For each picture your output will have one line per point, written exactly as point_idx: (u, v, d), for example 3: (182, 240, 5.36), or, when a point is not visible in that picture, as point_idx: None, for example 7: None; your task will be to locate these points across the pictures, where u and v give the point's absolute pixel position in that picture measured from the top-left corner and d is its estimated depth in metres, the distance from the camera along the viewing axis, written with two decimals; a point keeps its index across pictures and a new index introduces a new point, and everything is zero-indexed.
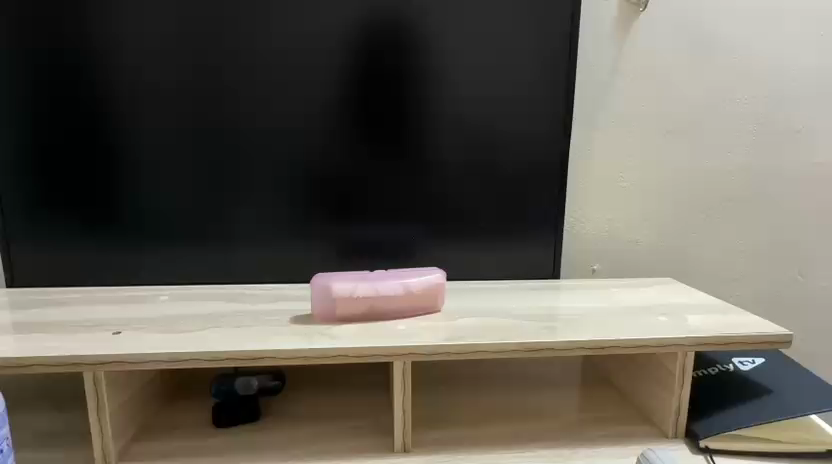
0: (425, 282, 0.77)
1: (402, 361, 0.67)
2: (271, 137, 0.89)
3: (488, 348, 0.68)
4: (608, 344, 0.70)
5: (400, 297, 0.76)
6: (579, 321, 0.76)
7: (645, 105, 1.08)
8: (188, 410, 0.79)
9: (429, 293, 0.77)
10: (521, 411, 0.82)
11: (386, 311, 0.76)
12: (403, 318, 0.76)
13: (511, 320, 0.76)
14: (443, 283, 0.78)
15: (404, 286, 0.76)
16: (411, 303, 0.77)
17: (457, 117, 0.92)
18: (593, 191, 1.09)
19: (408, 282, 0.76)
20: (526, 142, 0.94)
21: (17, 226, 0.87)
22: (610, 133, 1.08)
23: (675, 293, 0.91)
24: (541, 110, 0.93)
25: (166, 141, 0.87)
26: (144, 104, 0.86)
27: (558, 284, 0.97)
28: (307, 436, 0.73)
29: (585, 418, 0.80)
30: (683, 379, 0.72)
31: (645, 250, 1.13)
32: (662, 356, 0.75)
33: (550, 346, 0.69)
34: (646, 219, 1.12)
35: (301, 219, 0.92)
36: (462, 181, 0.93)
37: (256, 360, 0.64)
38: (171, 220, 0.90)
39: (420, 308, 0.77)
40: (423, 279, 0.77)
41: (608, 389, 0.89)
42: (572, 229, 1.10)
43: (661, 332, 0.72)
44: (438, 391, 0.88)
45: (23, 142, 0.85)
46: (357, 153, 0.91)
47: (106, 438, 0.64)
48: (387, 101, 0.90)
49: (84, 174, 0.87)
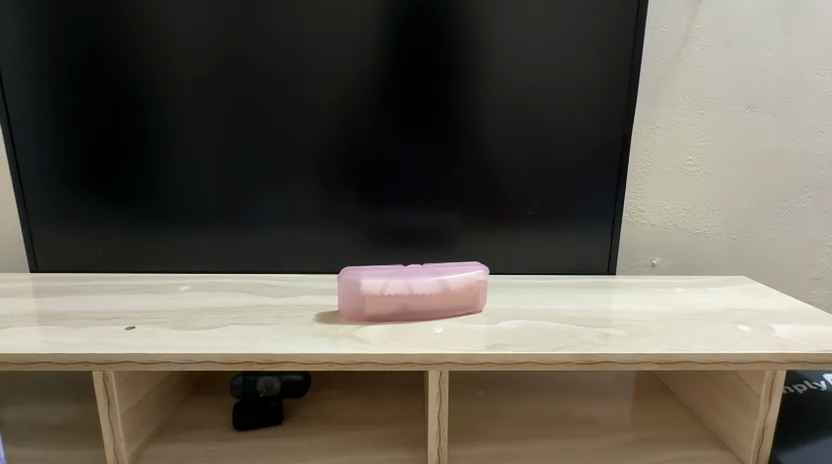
0: (465, 278, 0.69)
1: (439, 372, 0.59)
2: (297, 115, 0.81)
3: (538, 359, 0.59)
4: (681, 359, 0.59)
5: (436, 295, 0.68)
6: (641, 328, 0.66)
7: (722, 78, 0.94)
8: (208, 409, 0.74)
9: (471, 291, 0.69)
10: (570, 426, 0.73)
11: (421, 310, 0.68)
12: (439, 319, 0.68)
13: (564, 326, 0.66)
14: (485, 280, 0.70)
15: (440, 283, 0.68)
16: (449, 302, 0.68)
17: (504, 91, 0.81)
18: (656, 176, 0.97)
19: (446, 279, 0.68)
20: (581, 120, 0.82)
21: (38, 209, 0.84)
22: (678, 110, 0.95)
23: (751, 296, 0.79)
24: (602, 82, 0.81)
25: (186, 119, 0.81)
26: (164, 79, 0.80)
27: (614, 281, 0.87)
28: (332, 445, 0.67)
29: (644, 438, 0.71)
30: (771, 402, 0.61)
31: (713, 243, 1.00)
32: (743, 374, 0.64)
33: (611, 359, 0.59)
34: (717, 208, 0.98)
35: (329, 206, 0.84)
36: (507, 164, 0.83)
37: (274, 364, 0.58)
38: (193, 204, 0.84)
39: (459, 309, 0.69)
40: (461, 275, 0.69)
41: (669, 404, 0.78)
42: (629, 218, 0.98)
43: (743, 346, 0.60)
44: (476, 396, 0.80)
45: (39, 121, 0.81)
46: (391, 132, 0.82)
47: (117, 443, 0.60)
48: (426, 73, 0.80)
49: (102, 155, 0.82)
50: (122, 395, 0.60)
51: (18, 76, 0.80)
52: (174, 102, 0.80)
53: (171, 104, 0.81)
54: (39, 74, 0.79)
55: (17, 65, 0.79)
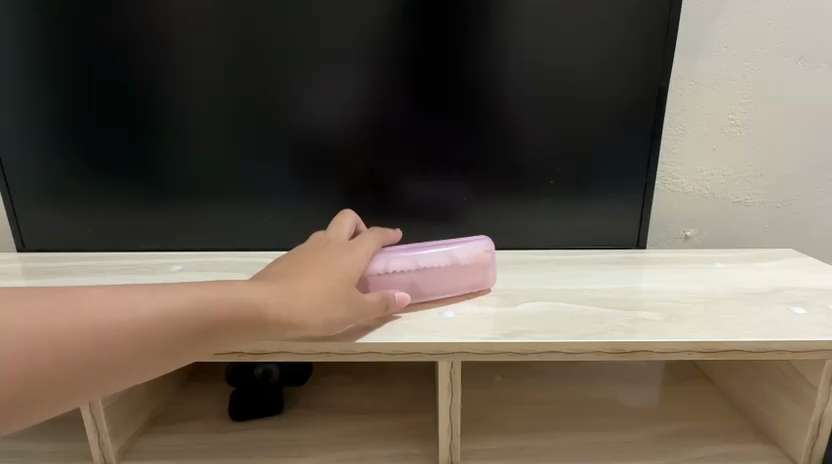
0: (475, 251, 0.62)
1: (450, 361, 0.53)
2: (292, 76, 0.73)
3: (563, 349, 0.52)
4: (727, 348, 0.52)
5: (446, 271, 0.60)
6: (680, 310, 0.59)
7: (773, 25, 0.83)
8: (205, 397, 0.70)
9: (480, 272, 0.62)
10: (595, 415, 0.67)
11: (429, 290, 0.61)
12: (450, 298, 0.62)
13: (593, 308, 0.59)
14: (495, 253, 0.63)
15: (450, 257, 0.61)
16: (460, 278, 0.61)
17: (524, 43, 0.71)
18: (693, 138, 0.87)
19: (455, 253, 0.61)
20: (613, 75, 0.73)
21: (20, 185, 0.79)
22: (721, 63, 0.84)
23: (803, 272, 0.70)
24: (635, 29, 0.71)
25: (169, 80, 0.73)
26: (145, 39, 0.72)
27: (644, 257, 0.78)
28: (336, 438, 0.62)
29: (677, 430, 0.65)
30: (829, 395, 0.54)
31: (755, 213, 0.90)
32: (797, 363, 0.56)
33: (645, 348, 0.52)
34: (760, 173, 0.88)
35: (330, 177, 0.77)
36: (527, 127, 0.74)
37: (267, 355, 0.52)
38: (183, 178, 0.77)
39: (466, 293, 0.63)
40: (472, 248, 0.62)
41: (706, 392, 0.72)
42: (661, 185, 0.89)
43: (800, 331, 0.53)
44: (492, 382, 0.74)
45: (14, 91, 0.75)
46: (397, 93, 0.73)
47: (103, 438, 0.56)
48: (437, 24, 0.70)
49: (83, 126, 0.76)
50: None
51: None
52: (156, 63, 0.73)
53: (152, 66, 0.73)
54: (12, 38, 0.72)
55: None
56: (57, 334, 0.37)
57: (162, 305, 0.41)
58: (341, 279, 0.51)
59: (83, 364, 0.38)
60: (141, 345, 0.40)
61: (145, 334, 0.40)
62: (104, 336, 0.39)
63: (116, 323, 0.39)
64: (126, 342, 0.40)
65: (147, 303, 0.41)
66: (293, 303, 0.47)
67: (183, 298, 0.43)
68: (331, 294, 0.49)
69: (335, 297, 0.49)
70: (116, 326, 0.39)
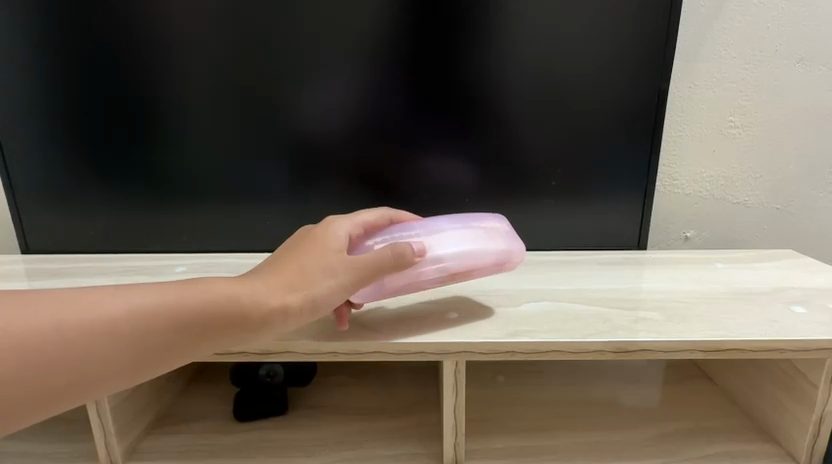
0: (484, 218, 0.59)
1: (455, 361, 0.53)
2: (294, 78, 0.74)
3: (567, 348, 0.53)
4: (728, 347, 0.53)
5: (458, 232, 0.56)
6: (681, 310, 0.59)
7: (771, 27, 0.84)
8: (208, 398, 0.70)
9: (490, 237, 0.56)
10: (598, 415, 0.68)
11: (444, 253, 0.54)
12: (471, 262, 0.54)
13: (595, 308, 0.60)
14: (506, 224, 0.60)
15: (459, 223, 0.57)
16: (476, 239, 0.56)
17: (527, 46, 0.72)
18: (693, 139, 0.87)
19: (463, 220, 0.58)
20: (614, 77, 0.74)
21: (25, 188, 0.79)
22: (720, 66, 0.85)
23: (803, 272, 0.71)
24: (636, 32, 0.72)
25: (174, 82, 0.74)
26: (150, 42, 0.72)
27: (644, 257, 0.79)
28: (340, 438, 0.63)
29: (679, 429, 0.65)
30: (830, 394, 0.54)
31: (755, 214, 0.91)
32: (798, 362, 0.57)
33: (648, 347, 0.53)
34: (760, 174, 0.89)
35: (333, 179, 0.77)
36: (529, 129, 0.75)
37: (272, 355, 0.53)
38: (188, 181, 0.78)
39: (477, 266, 0.55)
40: (480, 218, 0.59)
41: (707, 391, 0.72)
42: (661, 186, 0.90)
43: (801, 331, 0.53)
44: (495, 382, 0.74)
45: (20, 94, 0.75)
46: (400, 96, 0.74)
47: (109, 438, 0.56)
48: (440, 27, 0.71)
49: (88, 128, 0.76)
50: None
51: None
52: (160, 66, 0.73)
53: (156, 69, 0.73)
54: (18, 40, 0.73)
55: None
56: (23, 336, 0.36)
57: (132, 301, 0.41)
58: (318, 254, 0.48)
59: (64, 359, 0.38)
60: (108, 347, 0.39)
61: (112, 335, 0.39)
62: (80, 333, 0.38)
63: (80, 326, 0.38)
64: (89, 344, 0.38)
65: (110, 303, 0.40)
66: (268, 291, 0.45)
67: (154, 294, 0.42)
68: (311, 274, 0.46)
69: (317, 275, 0.47)
70: (77, 327, 0.38)
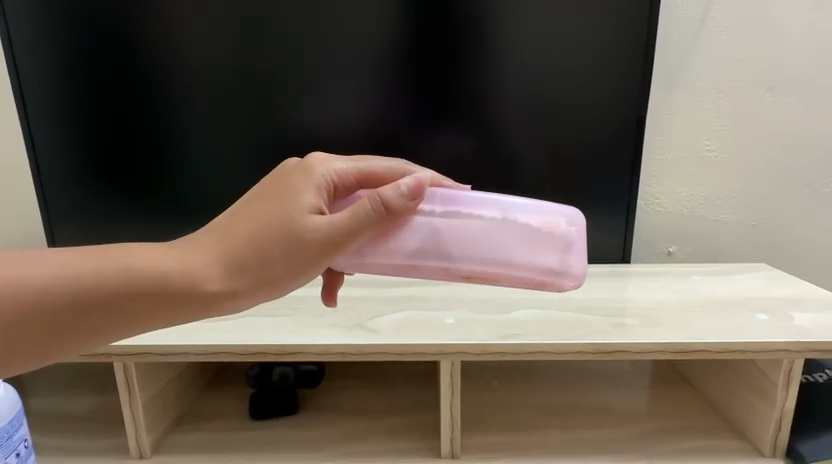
0: (538, 213, 0.48)
1: (451, 361, 0.59)
2: (309, 105, 0.80)
3: (552, 349, 0.59)
4: (696, 349, 0.59)
5: (493, 228, 0.46)
6: (657, 317, 0.65)
7: (741, 60, 0.92)
8: (225, 398, 0.76)
9: (535, 248, 0.46)
10: (584, 416, 0.73)
11: (465, 250, 0.46)
12: (496, 268, 0.46)
13: (578, 315, 0.66)
14: (568, 227, 0.48)
15: (502, 214, 0.47)
16: (514, 242, 0.46)
17: (518, 77, 0.79)
18: (672, 161, 0.95)
19: (510, 211, 0.47)
20: (597, 106, 0.81)
21: (56, 195, 0.83)
22: (696, 94, 0.93)
23: (772, 284, 0.77)
24: (616, 66, 0.80)
25: (200, 106, 0.80)
26: (177, 72, 0.79)
27: (628, 270, 0.85)
28: (346, 434, 0.68)
29: (658, 428, 0.71)
30: (788, 391, 0.61)
31: (732, 231, 0.98)
32: (761, 363, 0.63)
33: (624, 349, 0.59)
34: (736, 193, 0.96)
35: None
36: (521, 152, 0.82)
37: (288, 355, 0.59)
38: (210, 193, 0.83)
39: (507, 276, 0.47)
40: (534, 211, 0.48)
41: (686, 394, 0.78)
42: (644, 204, 0.96)
43: (760, 335, 0.60)
44: (490, 386, 0.80)
45: (60, 109, 0.81)
46: (404, 122, 0.81)
47: (139, 431, 0.63)
48: (439, 61, 0.79)
49: (121, 142, 0.81)
50: (143, 384, 0.62)
51: (39, 66, 0.79)
52: (188, 92, 0.80)
53: (184, 95, 0.80)
54: (61, 64, 0.79)
55: (41, 56, 0.79)
56: None
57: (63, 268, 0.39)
58: (284, 218, 0.40)
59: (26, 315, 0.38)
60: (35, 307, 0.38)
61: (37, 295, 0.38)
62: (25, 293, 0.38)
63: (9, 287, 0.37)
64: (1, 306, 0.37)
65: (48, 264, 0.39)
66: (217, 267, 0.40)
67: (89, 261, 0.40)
68: (262, 247, 0.40)
69: (268, 250, 0.40)
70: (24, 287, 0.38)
